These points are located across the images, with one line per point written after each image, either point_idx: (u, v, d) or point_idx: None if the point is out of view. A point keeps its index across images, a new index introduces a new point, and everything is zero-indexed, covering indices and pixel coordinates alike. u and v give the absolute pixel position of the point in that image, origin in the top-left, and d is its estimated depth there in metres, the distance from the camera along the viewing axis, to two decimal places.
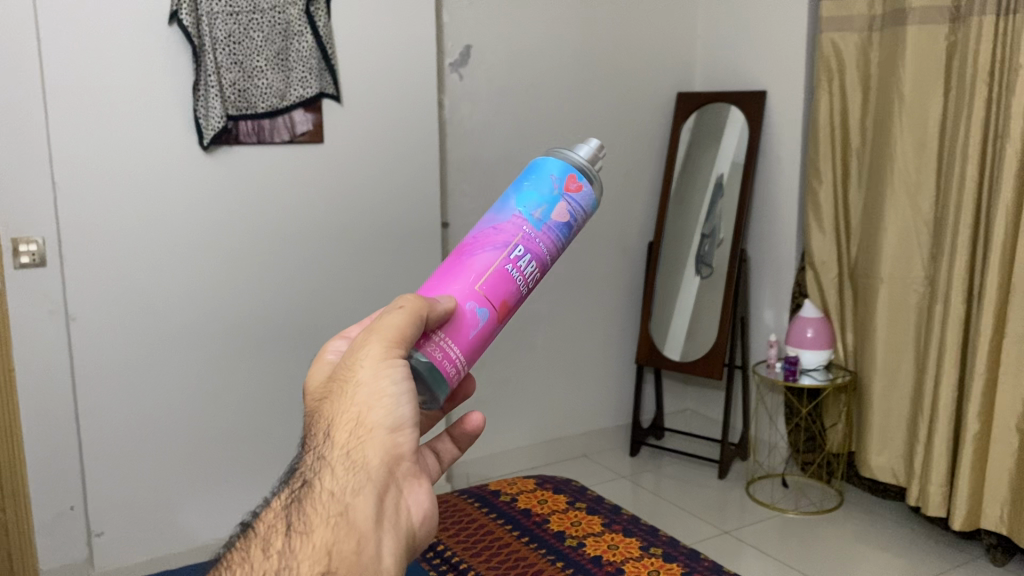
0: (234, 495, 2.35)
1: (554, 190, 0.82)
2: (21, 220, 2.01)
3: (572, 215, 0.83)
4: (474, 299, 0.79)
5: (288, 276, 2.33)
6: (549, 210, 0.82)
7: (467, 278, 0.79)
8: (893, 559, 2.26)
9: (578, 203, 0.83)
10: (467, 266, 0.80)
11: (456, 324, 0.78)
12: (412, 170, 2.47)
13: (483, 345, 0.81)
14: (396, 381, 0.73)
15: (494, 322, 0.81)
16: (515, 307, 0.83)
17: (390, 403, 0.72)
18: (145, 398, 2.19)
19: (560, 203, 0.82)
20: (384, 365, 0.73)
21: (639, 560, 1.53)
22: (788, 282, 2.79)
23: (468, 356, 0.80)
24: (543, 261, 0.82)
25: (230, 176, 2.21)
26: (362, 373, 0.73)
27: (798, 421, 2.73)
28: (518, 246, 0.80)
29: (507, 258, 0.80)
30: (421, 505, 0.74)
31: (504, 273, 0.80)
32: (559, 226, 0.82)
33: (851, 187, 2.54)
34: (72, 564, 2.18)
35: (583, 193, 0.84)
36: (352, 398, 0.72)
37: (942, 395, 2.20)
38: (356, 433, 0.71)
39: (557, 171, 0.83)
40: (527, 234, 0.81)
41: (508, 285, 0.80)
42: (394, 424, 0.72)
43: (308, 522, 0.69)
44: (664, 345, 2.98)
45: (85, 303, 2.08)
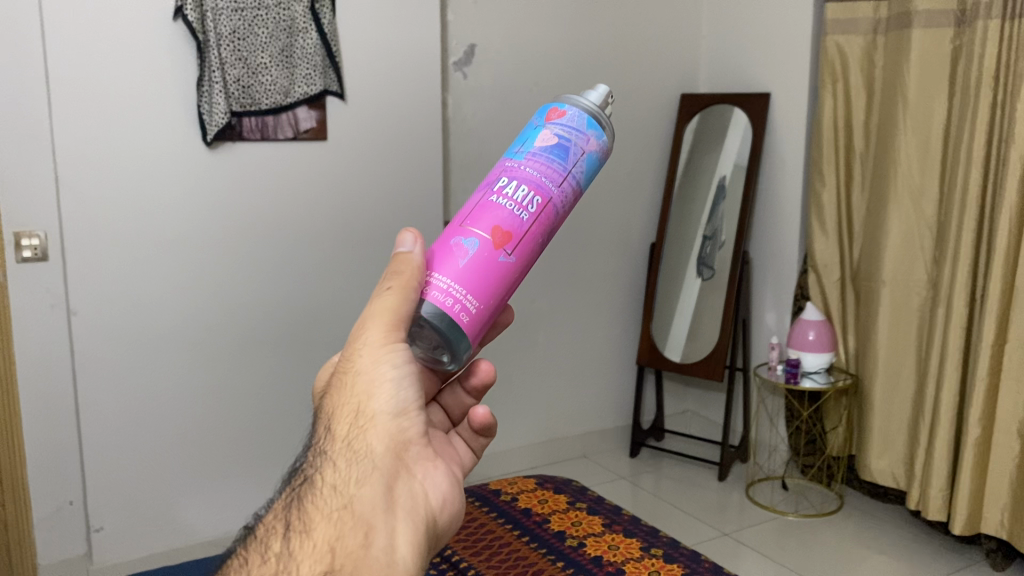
0: (234, 491, 2.35)
1: (535, 124, 0.81)
2: (23, 215, 2.01)
3: (561, 137, 0.79)
4: (459, 233, 0.78)
5: (289, 273, 2.33)
6: (531, 140, 0.80)
7: (453, 225, 0.79)
8: (892, 562, 2.26)
9: (565, 124, 0.79)
10: (458, 213, 0.80)
11: (443, 261, 0.77)
12: (415, 170, 2.47)
13: (489, 282, 0.77)
14: (396, 363, 0.74)
15: (490, 252, 0.77)
16: (518, 236, 0.77)
17: (390, 388, 0.74)
18: (145, 393, 2.19)
19: (544, 131, 0.80)
20: (386, 348, 0.75)
21: (640, 561, 1.53)
22: (790, 285, 2.79)
23: (469, 291, 0.76)
24: (535, 183, 0.78)
25: (234, 172, 2.21)
26: (362, 362, 0.75)
27: (798, 424, 2.73)
28: (501, 178, 0.79)
29: (490, 190, 0.79)
30: (430, 491, 0.75)
31: (488, 204, 0.78)
32: (547, 149, 0.79)
33: (855, 189, 2.54)
34: (70, 559, 2.18)
35: (568, 116, 0.80)
36: (353, 388, 0.74)
37: (945, 399, 2.20)
38: (357, 424, 0.73)
39: (540, 113, 0.82)
40: (510, 166, 0.79)
41: (496, 211, 0.77)
42: (396, 409, 0.74)
43: (311, 517, 0.70)
44: (665, 346, 2.98)
45: (85, 297, 2.08)
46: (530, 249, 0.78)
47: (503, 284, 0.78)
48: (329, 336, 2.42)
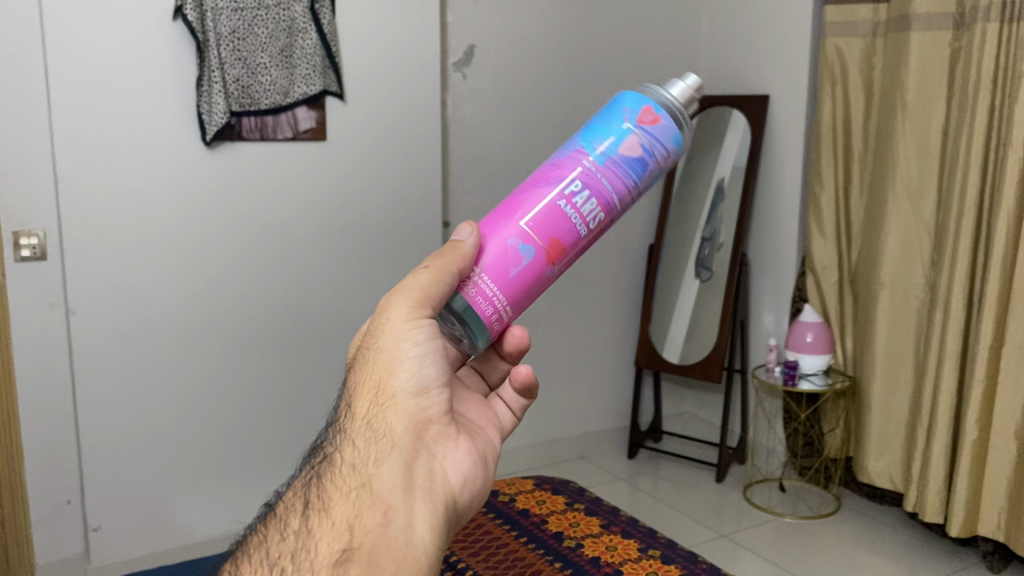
0: (232, 491, 2.35)
1: (624, 124, 0.85)
2: (22, 214, 2.00)
3: (645, 150, 0.85)
4: (518, 235, 0.84)
5: (287, 274, 2.33)
6: (615, 144, 0.85)
7: (513, 216, 0.84)
8: (889, 563, 2.27)
9: (653, 137, 0.85)
10: (519, 203, 0.85)
11: (499, 261, 0.84)
12: (414, 171, 2.47)
13: (530, 287, 0.85)
14: (419, 341, 0.81)
15: (542, 262, 0.84)
16: (572, 248, 0.85)
17: (412, 365, 0.80)
18: (144, 393, 2.19)
19: (631, 137, 0.85)
20: (411, 323, 0.81)
21: (638, 562, 1.53)
22: (789, 287, 2.79)
23: (510, 296, 0.85)
24: (604, 199, 0.85)
25: (234, 172, 2.21)
26: (385, 339, 0.81)
27: (796, 425, 2.74)
28: (576, 181, 0.84)
29: (562, 192, 0.84)
30: (451, 472, 0.80)
31: (557, 209, 0.84)
32: (627, 160, 0.85)
33: (853, 191, 2.54)
34: (68, 558, 2.18)
35: (659, 126, 0.85)
36: (376, 367, 0.81)
37: (942, 401, 2.20)
38: (378, 401, 0.79)
39: (629, 104, 0.86)
40: (588, 168, 0.84)
41: (561, 221, 0.84)
42: (417, 386, 0.80)
43: (331, 492, 0.75)
44: (663, 347, 2.99)
45: (84, 296, 2.08)
46: (576, 256, 0.87)
47: (543, 287, 0.87)
48: (327, 337, 2.42)
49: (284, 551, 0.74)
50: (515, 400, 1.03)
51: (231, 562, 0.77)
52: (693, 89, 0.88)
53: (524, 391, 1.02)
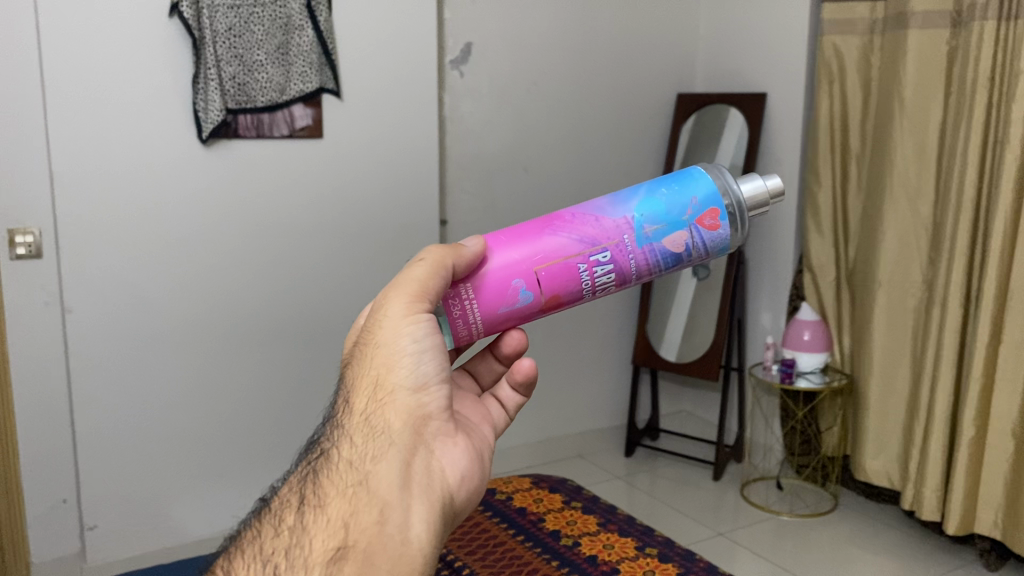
0: (229, 490, 2.35)
1: (684, 216, 0.88)
2: (17, 212, 2.00)
3: (685, 249, 0.89)
4: (527, 281, 0.88)
5: (283, 272, 2.32)
6: (662, 233, 0.88)
7: (531, 258, 0.88)
8: (886, 561, 2.27)
9: (701, 240, 0.89)
10: (543, 246, 0.88)
11: (500, 298, 0.89)
12: (410, 168, 2.46)
13: (511, 323, 0.91)
14: (417, 337, 0.82)
15: (530, 309, 0.90)
16: (566, 304, 0.91)
17: (410, 362, 0.81)
18: (140, 391, 2.18)
19: (681, 233, 0.88)
20: (408, 317, 0.83)
21: (635, 561, 1.53)
22: (785, 285, 2.80)
23: (488, 327, 0.90)
24: (621, 277, 0.89)
25: (230, 170, 2.20)
26: (384, 335, 0.83)
27: (794, 424, 2.74)
28: (604, 251, 0.88)
29: (587, 256, 0.88)
30: (449, 468, 0.81)
31: (573, 269, 0.88)
32: (663, 251, 0.89)
33: (850, 190, 2.54)
34: (63, 558, 2.17)
35: (714, 234, 0.89)
36: (374, 362, 0.82)
37: (939, 398, 2.19)
38: (377, 397, 0.80)
39: (700, 198, 0.89)
40: (624, 244, 0.88)
41: (571, 280, 0.89)
42: (416, 383, 0.81)
43: (328, 489, 0.76)
44: (661, 346, 2.99)
45: (80, 295, 2.07)
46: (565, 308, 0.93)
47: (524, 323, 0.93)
48: (324, 335, 2.42)
49: (279, 548, 0.74)
50: (512, 398, 1.03)
51: (225, 557, 0.78)
52: (769, 198, 0.91)
53: (523, 388, 1.02)
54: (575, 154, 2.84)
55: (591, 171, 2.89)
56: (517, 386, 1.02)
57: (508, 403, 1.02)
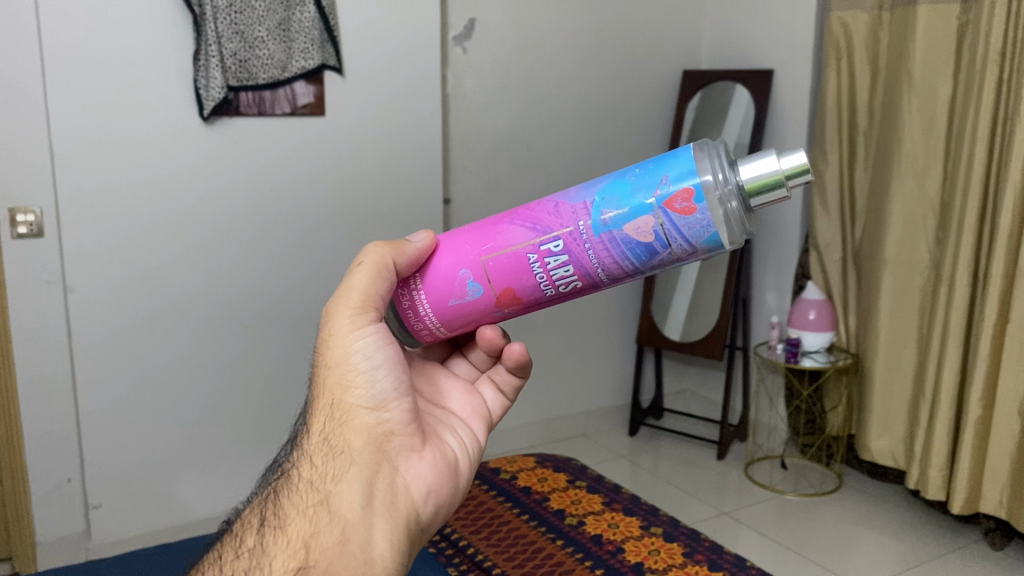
0: (233, 469, 2.35)
1: (650, 199, 0.77)
2: (18, 191, 1.97)
3: (655, 237, 0.77)
4: (473, 272, 0.85)
5: (286, 251, 2.31)
6: (621, 219, 0.78)
7: (482, 249, 0.85)
8: (891, 542, 2.26)
9: (673, 230, 0.77)
10: (495, 237, 0.84)
11: (448, 288, 0.87)
12: (414, 147, 2.45)
13: (471, 317, 0.88)
14: (369, 353, 0.85)
15: (486, 305, 0.86)
16: (529, 301, 0.85)
17: (366, 381, 0.85)
18: (142, 371, 2.18)
19: (647, 217, 0.77)
20: (357, 330, 0.86)
21: (640, 540, 1.53)
22: (791, 264, 2.78)
23: (445, 320, 0.89)
24: (580, 269, 0.81)
25: (232, 149, 2.18)
26: (336, 354, 0.86)
27: (799, 403, 2.73)
28: (555, 238, 0.81)
29: (537, 244, 0.82)
30: (415, 483, 0.83)
31: (523, 260, 0.83)
32: (626, 239, 0.78)
33: (857, 168, 2.51)
34: (68, 536, 2.16)
35: (688, 219, 0.76)
36: (330, 381, 0.86)
37: (946, 378, 2.19)
38: (335, 417, 0.84)
39: (672, 177, 0.77)
40: (578, 231, 0.80)
41: (521, 272, 0.83)
42: (374, 400, 0.85)
43: (289, 509, 0.79)
44: (665, 325, 2.98)
45: (82, 274, 2.06)
46: (537, 307, 0.86)
47: (496, 321, 0.89)
48: None
49: (238, 568, 0.77)
50: (510, 380, 1.03)
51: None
52: (777, 181, 0.78)
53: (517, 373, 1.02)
54: (578, 132, 2.82)
55: (594, 149, 2.87)
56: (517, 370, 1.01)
57: (497, 391, 1.04)
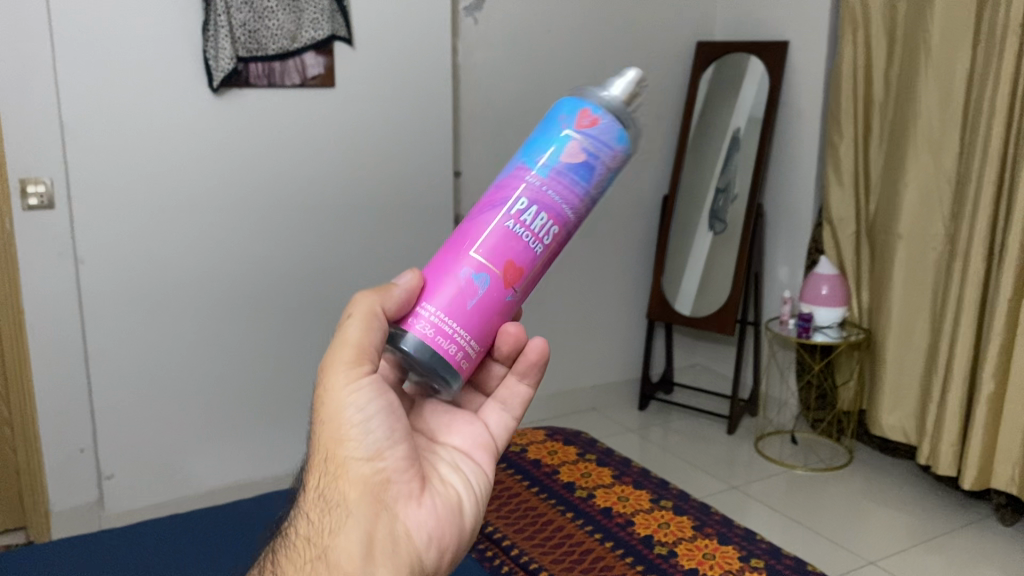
0: (245, 440, 2.36)
1: (563, 129, 0.75)
2: (29, 161, 1.97)
3: (589, 154, 0.75)
4: (470, 264, 0.74)
5: (296, 223, 2.31)
6: (556, 153, 0.75)
7: (461, 247, 0.75)
8: (901, 516, 2.26)
9: (595, 140, 0.75)
10: (465, 235, 0.75)
11: (453, 294, 0.74)
12: (424, 119, 2.43)
13: (491, 315, 0.75)
14: (362, 404, 0.76)
15: (500, 291, 0.74)
16: (530, 269, 0.75)
17: (359, 432, 0.76)
18: (153, 342, 2.18)
19: (571, 143, 0.75)
20: (346, 382, 0.76)
21: (650, 513, 1.53)
22: (804, 239, 2.76)
23: (473, 328, 0.74)
24: (554, 210, 0.75)
25: (241, 120, 2.17)
26: (328, 406, 0.76)
27: (810, 378, 2.73)
28: (521, 198, 0.74)
29: (508, 212, 0.74)
30: (416, 535, 0.76)
31: (505, 231, 0.74)
32: (573, 167, 0.75)
33: (872, 141, 2.48)
34: (82, 506, 2.18)
35: (598, 127, 0.75)
36: (323, 432, 0.77)
37: (959, 354, 2.17)
38: (330, 470, 0.77)
39: (565, 111, 0.76)
40: (532, 183, 0.75)
41: (512, 241, 0.74)
42: (369, 451, 0.76)
43: (292, 566, 0.77)
44: (676, 300, 2.96)
45: (93, 246, 2.06)
46: (537, 276, 0.77)
47: (509, 315, 0.77)
48: (338, 286, 2.41)
49: None
50: (518, 393, 0.90)
51: None
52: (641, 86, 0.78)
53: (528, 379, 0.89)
54: None
55: None
56: (523, 373, 0.88)
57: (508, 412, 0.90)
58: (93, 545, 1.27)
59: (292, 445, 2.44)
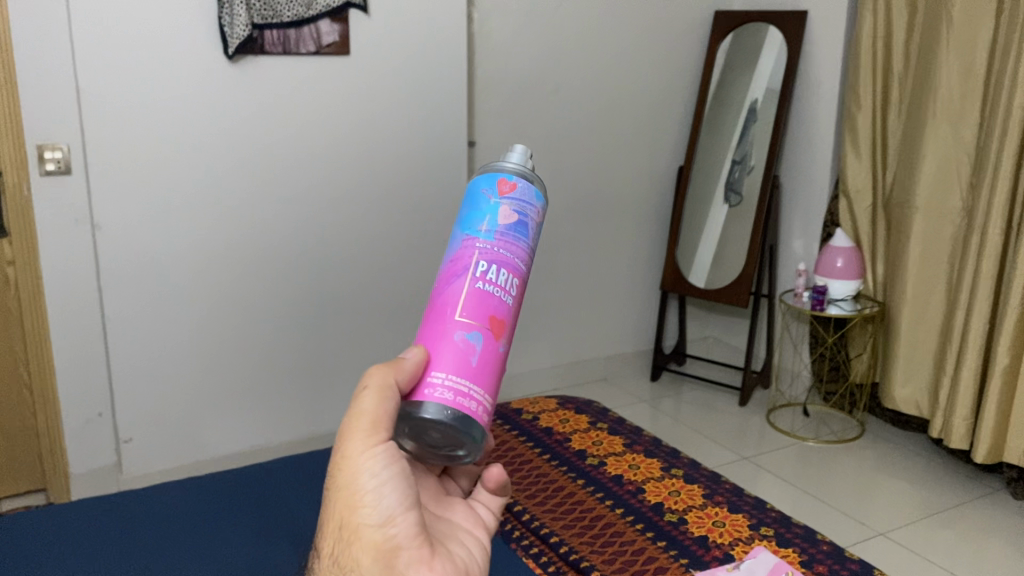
0: (260, 405, 2.39)
1: (488, 198, 0.70)
2: (46, 127, 1.98)
3: (521, 212, 0.70)
4: (459, 327, 0.67)
5: (310, 191, 2.31)
6: (493, 218, 0.69)
7: (439, 319, 0.67)
8: (910, 489, 2.27)
9: (521, 199, 0.70)
10: (440, 308, 0.68)
11: (452, 358, 0.66)
12: (439, 87, 2.43)
13: (494, 369, 0.68)
14: (377, 468, 0.66)
15: (495, 346, 0.68)
16: (511, 319, 0.70)
17: (372, 497, 0.66)
18: (168, 309, 2.20)
19: (502, 207, 0.69)
20: (359, 445, 0.66)
21: (660, 481, 1.54)
22: (819, 211, 2.75)
23: (486, 383, 0.67)
24: (513, 266, 0.69)
25: (256, 87, 2.17)
26: (341, 471, 0.67)
27: (823, 351, 2.73)
28: (481, 262, 0.68)
29: (475, 277, 0.67)
30: None
31: (478, 293, 0.67)
32: (513, 226, 0.69)
33: (891, 113, 2.46)
34: (100, 469, 2.22)
35: (517, 189, 0.70)
36: (334, 498, 0.67)
37: (974, 326, 2.16)
38: (343, 538, 0.67)
39: (480, 183, 0.71)
40: (484, 247, 0.68)
41: (488, 299, 0.68)
42: (381, 517, 0.66)
43: None
44: (689, 271, 2.95)
45: (109, 212, 2.07)
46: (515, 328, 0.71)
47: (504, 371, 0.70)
48: (352, 255, 2.42)
49: None
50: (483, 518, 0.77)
51: None
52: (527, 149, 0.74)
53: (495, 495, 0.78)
54: (605, 74, 2.78)
55: (621, 92, 2.83)
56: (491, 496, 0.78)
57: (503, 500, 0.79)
58: (149, 520, 1.26)
59: (306, 411, 2.47)
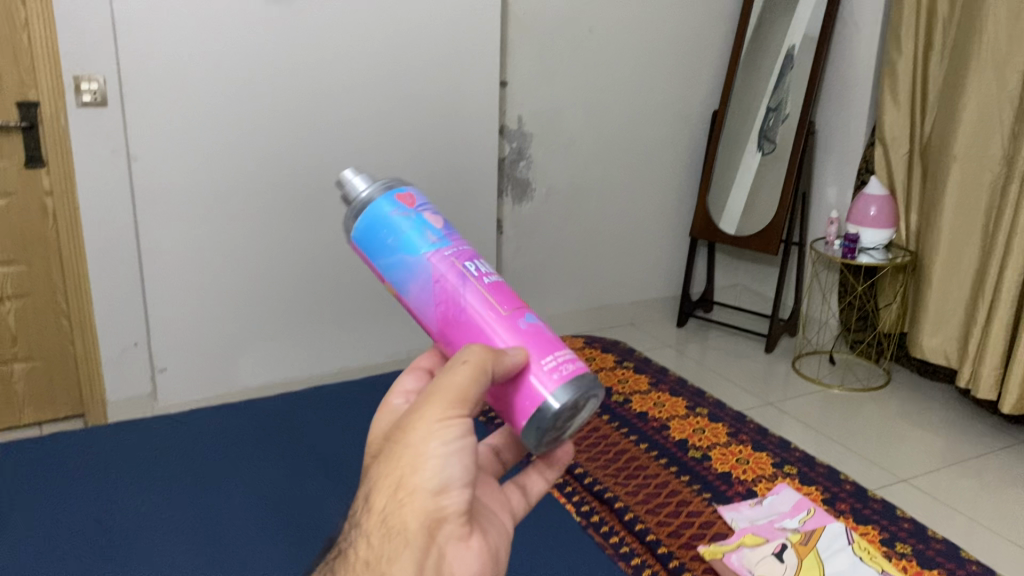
0: (290, 339, 2.43)
1: (405, 215, 0.63)
2: (82, 58, 1.98)
3: (433, 212, 0.65)
4: (512, 319, 0.62)
5: (342, 126, 2.31)
6: (429, 225, 0.63)
7: (488, 327, 0.61)
8: (934, 438, 2.27)
9: (423, 201, 0.65)
10: (480, 318, 0.61)
11: (536, 342, 0.61)
12: (472, 23, 2.40)
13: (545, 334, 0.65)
14: (449, 438, 0.60)
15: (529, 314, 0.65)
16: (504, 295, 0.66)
17: (437, 464, 0.60)
18: (201, 242, 2.23)
19: (425, 215, 0.64)
20: (436, 411, 0.60)
21: (685, 418, 1.62)
22: (854, 159, 2.71)
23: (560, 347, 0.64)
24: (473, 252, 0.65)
25: (289, 20, 2.16)
26: (410, 433, 0.60)
27: (852, 299, 2.75)
28: (467, 263, 0.63)
29: (480, 276, 0.62)
30: None
31: (491, 285, 0.63)
32: (442, 222, 0.65)
33: (933, 57, 2.39)
34: (136, 397, 2.28)
35: (413, 200, 0.64)
36: (394, 454, 0.61)
37: (1009, 277, 2.14)
38: (395, 496, 0.60)
39: (385, 219, 0.63)
40: (453, 251, 0.63)
41: (500, 286, 0.63)
42: (439, 485, 0.60)
43: None
44: (720, 218, 2.94)
45: (145, 144, 2.09)
46: None
47: None
48: None
49: None
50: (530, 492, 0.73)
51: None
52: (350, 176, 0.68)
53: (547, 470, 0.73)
54: (641, 15, 2.73)
55: (655, 33, 2.78)
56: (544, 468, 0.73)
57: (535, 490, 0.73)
58: None
59: (336, 345, 2.50)
